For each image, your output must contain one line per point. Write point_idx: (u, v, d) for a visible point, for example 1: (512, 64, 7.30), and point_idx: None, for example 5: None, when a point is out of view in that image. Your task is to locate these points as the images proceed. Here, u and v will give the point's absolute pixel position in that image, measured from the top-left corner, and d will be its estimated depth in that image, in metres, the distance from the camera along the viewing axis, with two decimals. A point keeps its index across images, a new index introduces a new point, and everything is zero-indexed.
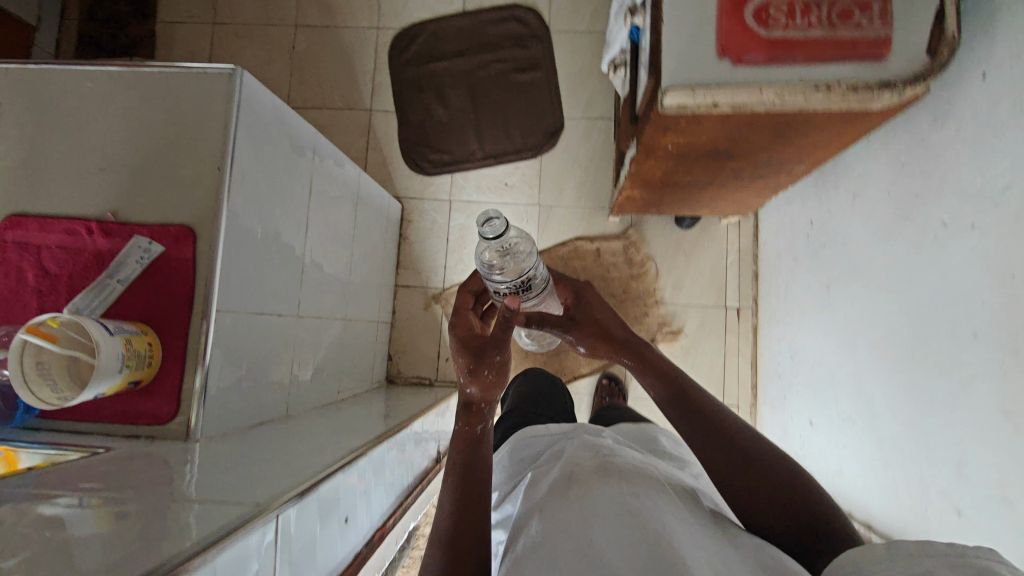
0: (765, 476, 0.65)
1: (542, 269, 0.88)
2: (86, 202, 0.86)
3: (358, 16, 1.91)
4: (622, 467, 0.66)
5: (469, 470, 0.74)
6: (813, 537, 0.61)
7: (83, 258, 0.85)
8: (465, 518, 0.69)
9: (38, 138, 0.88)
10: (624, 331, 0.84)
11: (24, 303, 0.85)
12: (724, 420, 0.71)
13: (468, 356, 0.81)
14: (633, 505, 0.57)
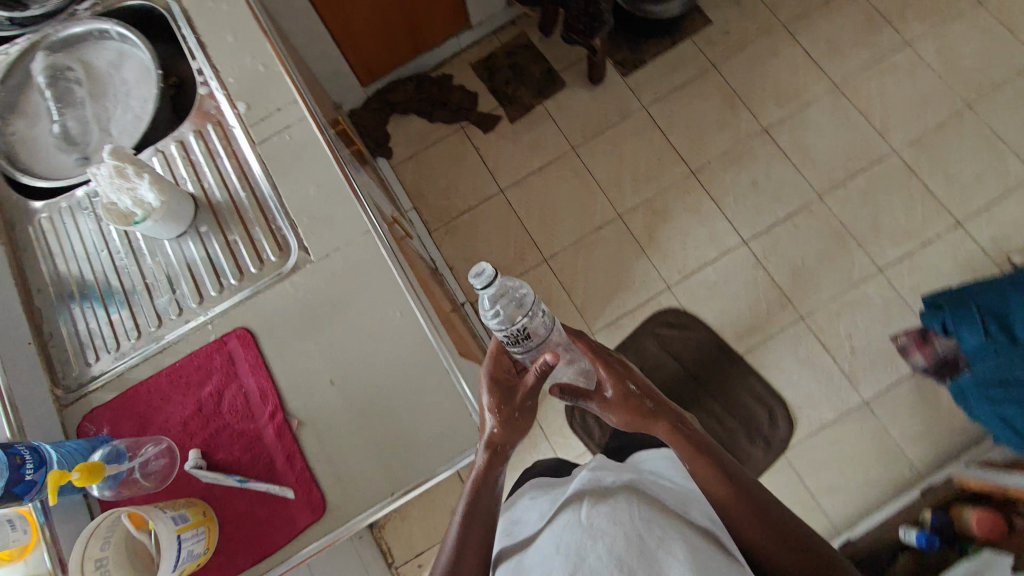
0: (788, 539, 0.70)
1: (546, 320, 0.79)
2: (293, 390, 0.85)
3: (666, 261, 1.82)
4: (623, 505, 0.68)
5: (484, 494, 0.77)
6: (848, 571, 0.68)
7: (246, 425, 0.84)
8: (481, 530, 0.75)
9: (326, 304, 0.89)
10: (647, 407, 0.82)
11: (184, 400, 0.86)
12: (735, 500, 0.72)
13: (495, 402, 0.80)
14: (637, 522, 0.64)
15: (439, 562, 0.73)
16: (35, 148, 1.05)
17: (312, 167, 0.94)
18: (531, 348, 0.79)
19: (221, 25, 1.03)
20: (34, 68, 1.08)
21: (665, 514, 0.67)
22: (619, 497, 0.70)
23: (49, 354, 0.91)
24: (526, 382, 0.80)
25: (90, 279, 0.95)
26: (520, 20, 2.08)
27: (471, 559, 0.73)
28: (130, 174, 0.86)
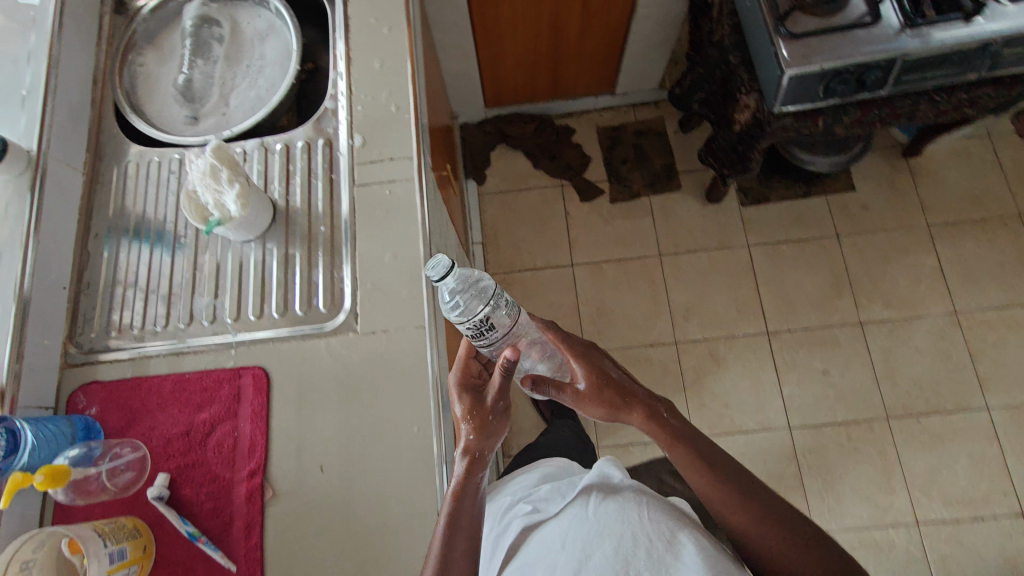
0: (781, 530, 0.74)
1: (512, 307, 0.72)
2: (281, 458, 0.80)
3: (702, 409, 1.71)
4: (632, 506, 0.80)
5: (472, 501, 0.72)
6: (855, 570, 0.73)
7: (222, 472, 0.79)
8: (464, 540, 0.70)
9: (350, 382, 0.83)
10: (619, 404, 0.78)
11: (178, 416, 0.82)
12: (744, 505, 0.75)
13: (467, 409, 0.73)
14: (644, 537, 0.76)
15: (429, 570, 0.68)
16: (153, 91, 1.03)
17: (398, 233, 0.89)
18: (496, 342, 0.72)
19: (374, 48, 0.98)
20: (186, 12, 1.06)
21: (671, 520, 0.78)
22: (626, 492, 0.83)
23: (77, 305, 0.89)
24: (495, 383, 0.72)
25: (144, 245, 0.91)
26: (664, 104, 1.98)
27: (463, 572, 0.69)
28: (222, 179, 0.82)
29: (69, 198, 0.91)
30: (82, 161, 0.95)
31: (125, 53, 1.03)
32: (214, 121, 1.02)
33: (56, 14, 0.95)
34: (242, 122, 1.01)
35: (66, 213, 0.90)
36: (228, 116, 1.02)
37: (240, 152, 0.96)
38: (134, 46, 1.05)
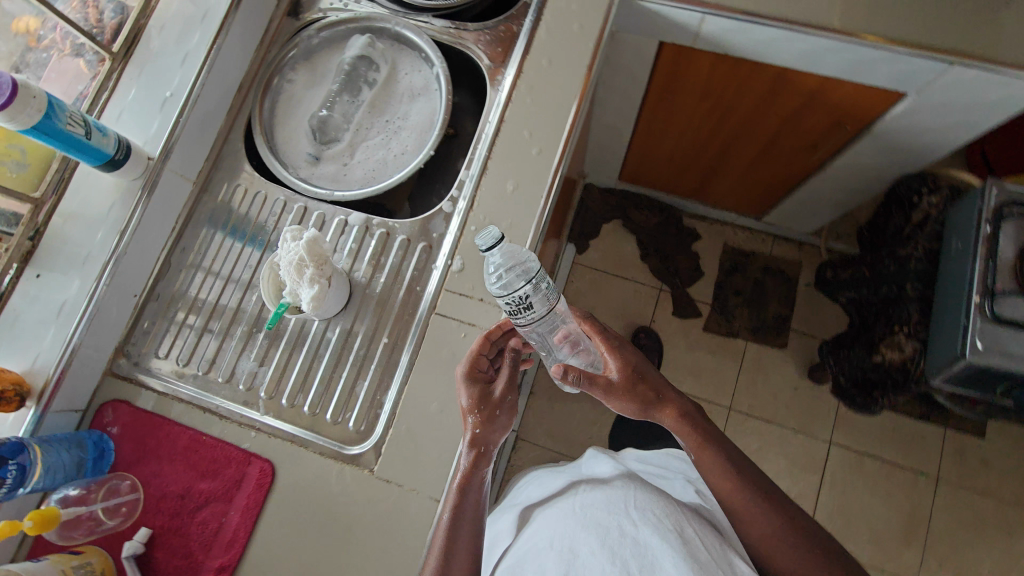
0: (794, 551, 0.71)
1: (554, 288, 0.69)
2: (253, 565, 0.78)
3: None
4: (624, 490, 0.83)
5: (479, 481, 0.75)
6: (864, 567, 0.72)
7: (197, 550, 0.79)
8: (465, 518, 0.73)
9: (343, 523, 0.78)
10: (644, 403, 0.76)
11: (180, 474, 0.81)
12: (753, 522, 0.73)
13: (472, 403, 0.76)
14: (631, 508, 0.80)
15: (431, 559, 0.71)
16: (289, 115, 0.98)
17: (455, 384, 0.82)
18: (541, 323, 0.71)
19: (516, 166, 0.89)
20: (351, 44, 0.99)
21: (659, 504, 0.80)
22: (616, 483, 0.86)
23: (143, 314, 0.90)
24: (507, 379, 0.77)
25: (220, 282, 0.90)
26: (808, 249, 1.75)
27: (461, 563, 0.72)
28: (305, 275, 0.77)
29: (173, 207, 0.90)
30: (196, 171, 0.93)
31: (279, 67, 0.99)
32: (332, 171, 0.96)
33: (228, 17, 0.91)
34: (357, 187, 0.95)
35: (162, 222, 0.89)
36: (347, 171, 0.96)
37: (342, 221, 0.91)
38: (291, 62, 1.00)
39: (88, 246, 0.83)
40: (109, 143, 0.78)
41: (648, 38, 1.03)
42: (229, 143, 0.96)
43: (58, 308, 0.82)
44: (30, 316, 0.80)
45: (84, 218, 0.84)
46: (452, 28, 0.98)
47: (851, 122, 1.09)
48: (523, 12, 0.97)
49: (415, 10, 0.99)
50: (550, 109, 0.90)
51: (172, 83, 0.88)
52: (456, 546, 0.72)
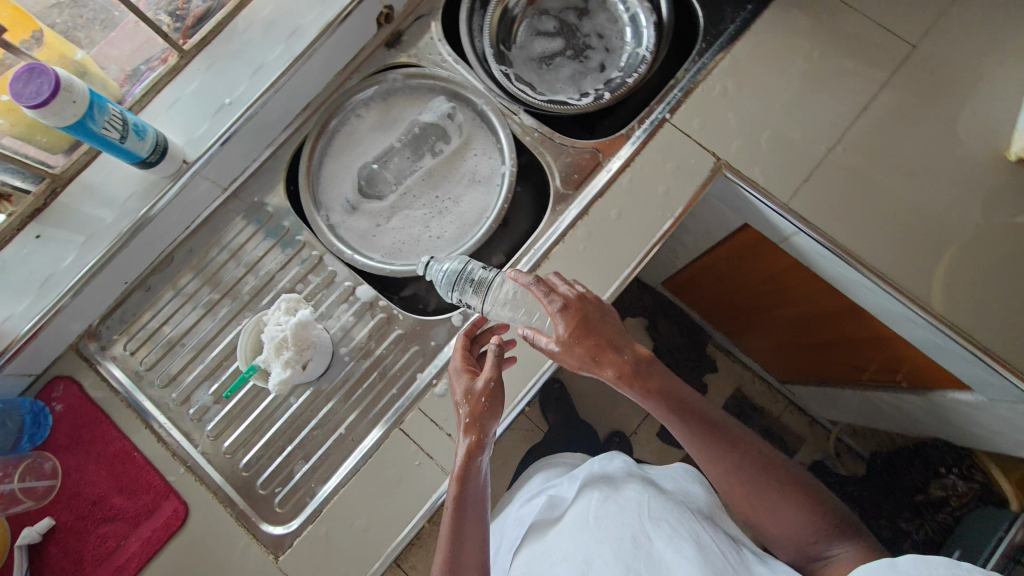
0: (747, 487, 0.74)
1: (471, 265, 0.82)
2: None
3: None
4: (638, 502, 0.82)
5: (473, 489, 0.71)
6: (823, 539, 0.72)
7: (86, 558, 0.78)
8: (463, 542, 0.70)
9: None
10: (591, 353, 0.71)
11: (98, 479, 0.81)
12: (717, 463, 0.75)
13: (461, 396, 0.74)
14: (644, 524, 0.78)
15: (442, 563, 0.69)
16: (343, 153, 0.93)
17: (388, 508, 0.78)
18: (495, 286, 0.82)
19: (536, 304, 0.86)
20: (432, 106, 0.93)
21: (672, 514, 0.79)
22: (630, 488, 0.86)
23: (127, 301, 0.88)
24: (488, 373, 0.74)
25: (210, 300, 0.88)
26: (819, 428, 1.65)
27: (471, 538, 0.71)
28: (282, 354, 0.74)
29: (192, 210, 0.87)
30: (230, 179, 0.88)
31: (352, 101, 0.93)
32: (362, 228, 0.91)
33: (316, 41, 0.83)
34: (378, 256, 0.90)
35: (177, 222, 0.86)
36: (377, 234, 0.91)
37: (349, 288, 0.87)
38: (367, 98, 0.94)
39: (94, 226, 0.80)
40: (143, 147, 0.73)
41: (734, 213, 0.94)
42: (274, 160, 0.91)
43: (42, 279, 0.79)
44: (14, 277, 0.78)
45: (101, 197, 0.80)
46: (538, 130, 0.91)
47: (908, 376, 0.99)
48: (617, 144, 0.88)
49: (510, 96, 0.92)
50: (600, 264, 0.83)
51: (235, 90, 0.82)
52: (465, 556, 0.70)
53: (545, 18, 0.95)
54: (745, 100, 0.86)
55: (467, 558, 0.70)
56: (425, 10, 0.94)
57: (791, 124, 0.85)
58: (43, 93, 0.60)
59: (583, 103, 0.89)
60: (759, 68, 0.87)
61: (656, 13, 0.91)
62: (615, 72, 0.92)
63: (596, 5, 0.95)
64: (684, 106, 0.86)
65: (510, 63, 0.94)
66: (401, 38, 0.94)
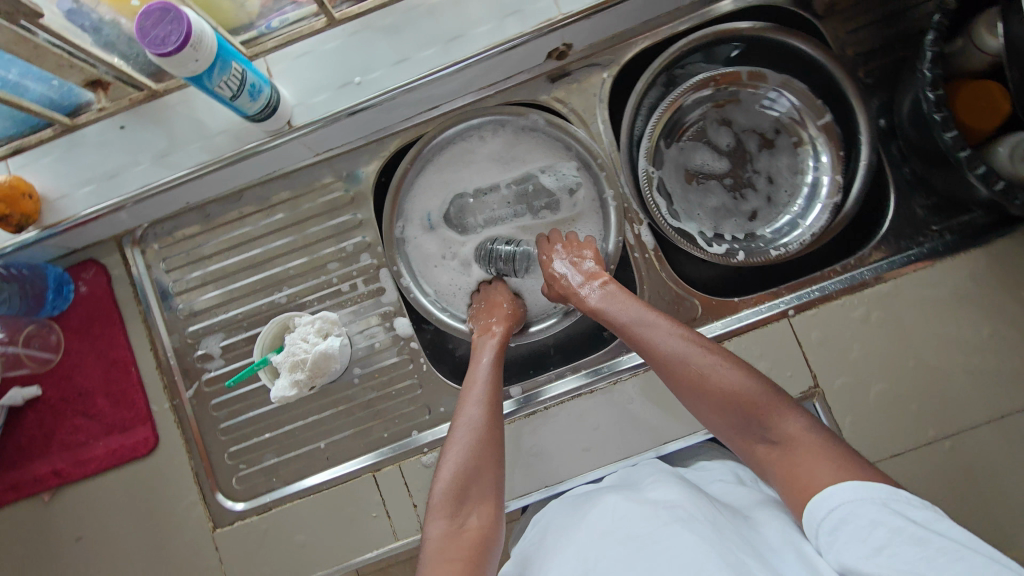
0: (696, 381, 0.65)
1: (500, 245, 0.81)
2: (82, 494, 0.81)
3: None
4: (651, 494, 0.62)
5: (489, 399, 0.71)
6: (760, 422, 0.62)
7: (57, 438, 0.81)
8: (459, 453, 0.67)
9: (158, 542, 0.80)
10: (575, 282, 0.74)
11: (93, 375, 0.82)
12: (663, 363, 0.67)
13: (476, 311, 0.82)
14: (653, 517, 0.57)
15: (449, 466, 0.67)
16: (447, 168, 0.84)
17: (330, 540, 0.79)
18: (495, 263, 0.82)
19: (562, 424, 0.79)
20: (557, 167, 0.83)
21: (697, 502, 0.59)
22: (653, 485, 0.65)
23: (179, 218, 0.84)
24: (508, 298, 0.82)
25: (256, 257, 0.84)
26: None
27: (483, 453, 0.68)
28: (295, 374, 0.71)
29: (274, 164, 0.80)
30: (327, 148, 0.81)
31: (482, 122, 0.83)
32: (428, 255, 0.85)
33: (474, 57, 0.72)
34: (431, 293, 0.85)
35: (257, 170, 0.80)
36: (438, 268, 0.85)
37: (391, 313, 0.83)
38: (498, 125, 0.83)
39: (178, 145, 0.76)
40: (252, 107, 0.66)
41: None
42: (377, 146, 0.83)
43: (109, 172, 0.76)
44: (88, 160, 0.76)
45: (195, 120, 0.75)
46: (651, 252, 0.80)
47: None
48: (723, 311, 0.78)
49: (642, 200, 0.81)
50: (637, 426, 0.77)
51: (369, 72, 0.73)
52: (482, 470, 0.66)
53: (723, 130, 0.82)
54: (880, 339, 0.75)
55: (479, 467, 0.66)
56: (604, 59, 0.81)
57: (913, 389, 0.75)
58: (169, 44, 0.52)
59: (710, 252, 0.78)
60: (916, 312, 0.75)
61: (840, 193, 0.77)
62: (761, 230, 0.80)
63: (784, 144, 0.81)
64: (815, 311, 0.76)
65: (660, 163, 0.82)
66: (563, 80, 0.82)
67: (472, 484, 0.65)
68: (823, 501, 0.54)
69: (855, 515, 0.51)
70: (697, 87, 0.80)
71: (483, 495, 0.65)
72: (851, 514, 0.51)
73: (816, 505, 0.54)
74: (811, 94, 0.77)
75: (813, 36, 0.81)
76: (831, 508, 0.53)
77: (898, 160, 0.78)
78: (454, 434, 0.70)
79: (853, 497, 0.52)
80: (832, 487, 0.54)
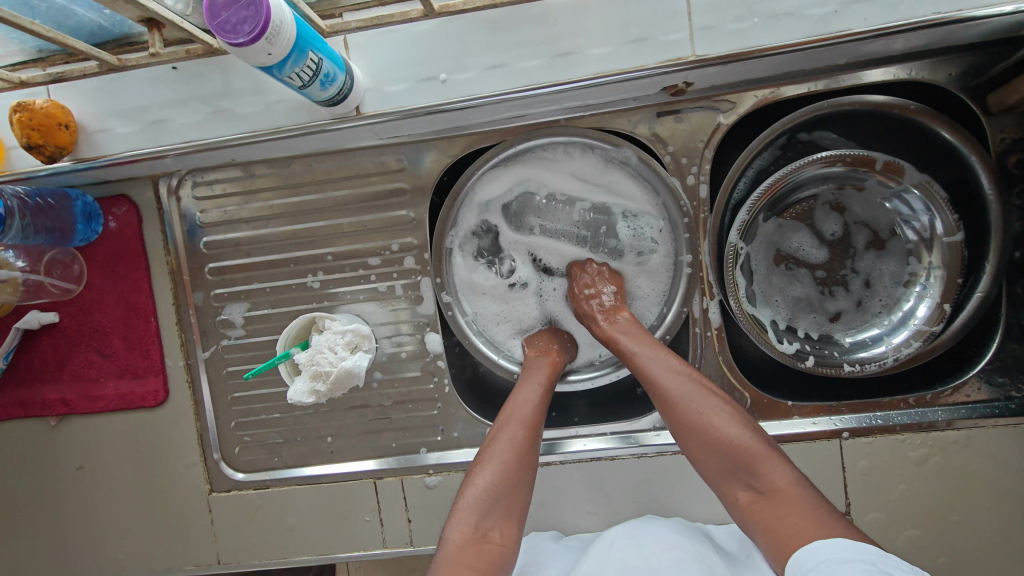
0: (690, 423, 0.60)
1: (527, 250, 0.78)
2: (88, 427, 0.81)
3: None
4: (657, 534, 0.65)
5: (525, 413, 0.67)
6: (747, 469, 0.57)
7: (69, 369, 0.80)
8: (487, 464, 0.63)
9: (154, 490, 0.81)
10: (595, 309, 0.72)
11: (111, 316, 0.79)
12: (662, 396, 0.62)
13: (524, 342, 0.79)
14: (657, 561, 0.59)
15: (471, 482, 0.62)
16: (517, 183, 0.75)
17: (321, 530, 0.79)
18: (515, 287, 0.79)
19: (573, 483, 0.76)
20: (640, 219, 0.75)
21: (697, 548, 0.61)
22: (661, 525, 0.67)
23: (221, 171, 0.77)
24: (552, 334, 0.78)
25: (294, 233, 0.78)
26: None
27: (512, 470, 0.63)
28: (315, 382, 0.68)
29: (332, 141, 0.72)
30: (392, 136, 0.73)
31: (569, 142, 0.73)
32: (476, 273, 0.79)
33: (580, 80, 0.63)
34: (470, 313, 0.80)
35: (312, 144, 0.72)
36: (484, 290, 0.79)
37: (426, 328, 0.78)
38: (584, 147, 0.73)
39: (235, 101, 0.69)
40: (322, 96, 0.58)
41: None
42: (446, 142, 0.74)
43: (158, 119, 0.70)
44: (142, 98, 0.70)
45: (256, 73, 0.68)
46: (714, 330, 0.74)
47: None
48: (772, 412, 0.73)
49: (719, 273, 0.73)
50: (648, 502, 0.75)
51: (459, 70, 0.65)
52: (513, 488, 0.62)
53: (832, 216, 0.74)
54: (930, 485, 0.70)
55: (511, 480, 0.62)
56: (723, 105, 0.70)
57: (950, 545, 0.70)
58: (240, 33, 0.47)
59: (777, 349, 0.71)
60: (981, 469, 0.69)
61: (941, 324, 0.69)
62: (838, 336, 0.73)
63: (896, 249, 0.73)
64: (871, 439, 0.70)
65: (751, 236, 0.74)
66: (671, 119, 0.71)
67: (500, 498, 0.61)
68: (811, 552, 0.49)
69: (841, 568, 0.46)
70: (822, 163, 0.69)
71: (508, 511, 0.61)
72: (837, 566, 0.47)
73: (802, 555, 0.50)
74: (950, 209, 0.67)
75: (969, 130, 0.69)
76: (819, 561, 0.48)
77: (1020, 301, 0.69)
78: (489, 449, 0.64)
79: (843, 554, 0.48)
80: (821, 540, 0.50)
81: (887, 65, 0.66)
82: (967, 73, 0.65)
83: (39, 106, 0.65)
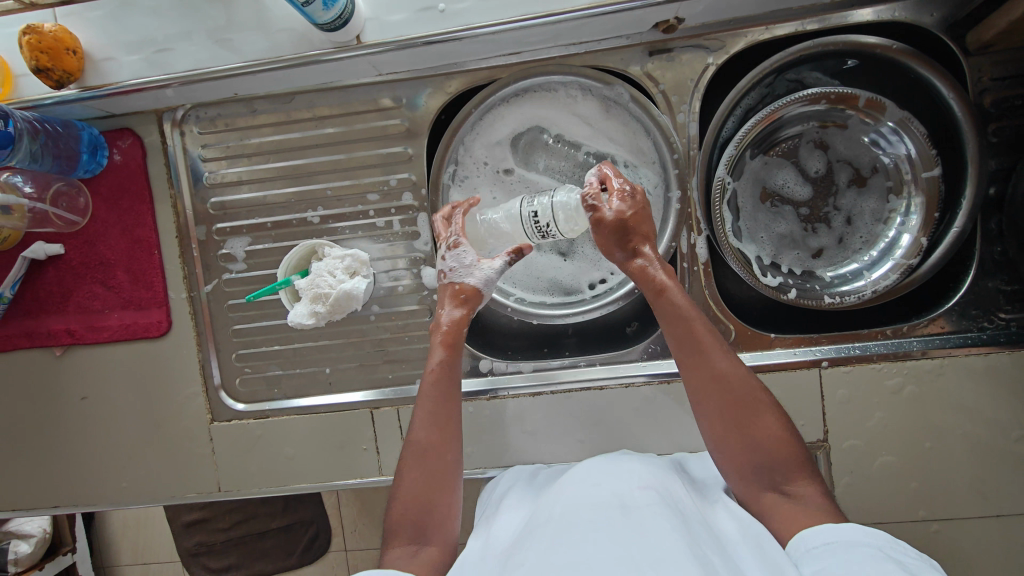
0: (734, 415, 0.59)
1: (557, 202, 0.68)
2: (91, 357, 0.83)
3: None
4: (628, 472, 0.63)
5: (434, 410, 0.64)
6: (780, 470, 0.58)
7: (74, 299, 0.82)
8: (420, 482, 0.62)
9: (157, 419, 0.83)
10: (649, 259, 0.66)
11: (115, 249, 0.81)
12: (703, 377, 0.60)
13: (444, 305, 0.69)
14: (630, 498, 0.57)
15: (404, 494, 0.61)
16: (515, 123, 0.78)
17: (316, 458, 0.82)
18: (461, 257, 0.69)
19: (562, 413, 0.79)
20: (640, 170, 0.77)
21: (670, 489, 0.60)
22: (634, 461, 0.66)
23: (223, 106, 0.79)
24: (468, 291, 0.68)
25: (294, 168, 0.80)
26: None
27: (435, 488, 0.62)
28: (314, 305, 0.73)
29: (331, 75, 0.75)
30: (391, 71, 0.75)
31: (565, 80, 0.75)
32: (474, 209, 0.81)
33: (573, 12, 0.65)
34: None
35: (313, 77, 0.74)
36: None
37: (421, 264, 0.81)
38: (580, 86, 0.76)
39: (238, 33, 0.71)
40: (323, 16, 0.62)
41: None
42: (444, 80, 0.77)
43: (162, 46, 0.72)
44: (148, 29, 0.72)
45: (259, 5, 0.70)
46: (701, 266, 0.76)
47: None
48: (755, 344, 0.76)
49: (708, 211, 0.76)
50: (634, 430, 0.78)
51: (457, 1, 0.67)
52: (440, 506, 0.61)
53: (816, 154, 0.77)
54: (904, 414, 0.73)
55: (435, 499, 0.61)
56: (713, 44, 0.72)
57: (919, 467, 0.73)
58: None
59: (762, 282, 0.73)
60: (954, 399, 0.72)
61: (918, 257, 0.71)
62: (819, 270, 0.77)
63: (877, 186, 0.75)
64: (849, 368, 0.73)
65: (739, 174, 0.77)
66: (662, 57, 0.73)
67: (429, 513, 0.61)
68: (820, 533, 0.52)
69: (850, 550, 0.49)
70: (807, 101, 0.71)
71: (436, 527, 0.61)
72: (845, 549, 0.49)
73: (808, 534, 0.52)
74: (926, 141, 0.70)
75: (950, 73, 0.71)
76: (826, 542, 0.51)
77: (993, 236, 0.72)
78: (410, 455, 0.63)
79: (853, 539, 0.50)
80: (824, 526, 0.52)
81: (871, 6, 0.68)
82: (948, 15, 0.68)
83: (47, 29, 0.67)
